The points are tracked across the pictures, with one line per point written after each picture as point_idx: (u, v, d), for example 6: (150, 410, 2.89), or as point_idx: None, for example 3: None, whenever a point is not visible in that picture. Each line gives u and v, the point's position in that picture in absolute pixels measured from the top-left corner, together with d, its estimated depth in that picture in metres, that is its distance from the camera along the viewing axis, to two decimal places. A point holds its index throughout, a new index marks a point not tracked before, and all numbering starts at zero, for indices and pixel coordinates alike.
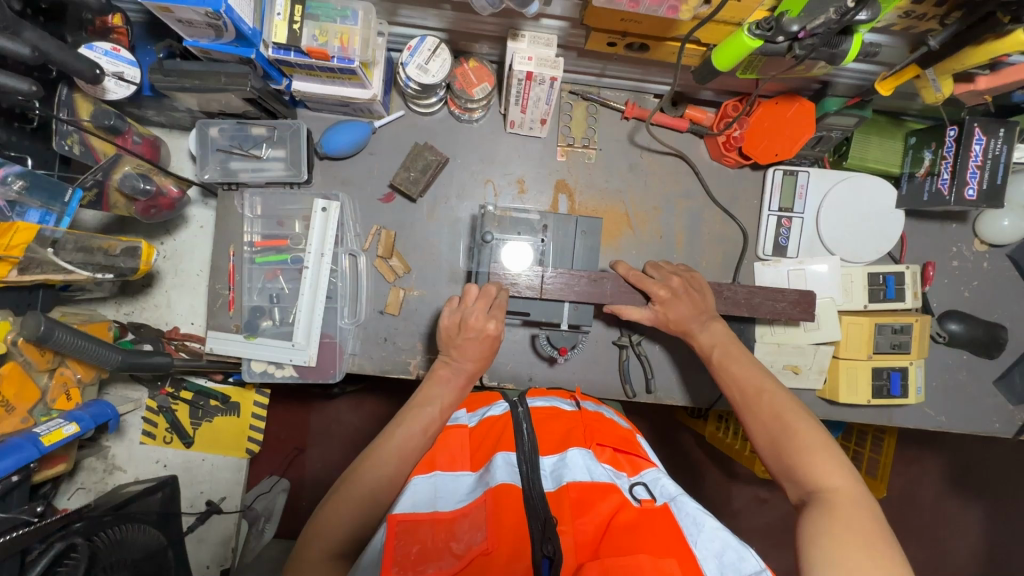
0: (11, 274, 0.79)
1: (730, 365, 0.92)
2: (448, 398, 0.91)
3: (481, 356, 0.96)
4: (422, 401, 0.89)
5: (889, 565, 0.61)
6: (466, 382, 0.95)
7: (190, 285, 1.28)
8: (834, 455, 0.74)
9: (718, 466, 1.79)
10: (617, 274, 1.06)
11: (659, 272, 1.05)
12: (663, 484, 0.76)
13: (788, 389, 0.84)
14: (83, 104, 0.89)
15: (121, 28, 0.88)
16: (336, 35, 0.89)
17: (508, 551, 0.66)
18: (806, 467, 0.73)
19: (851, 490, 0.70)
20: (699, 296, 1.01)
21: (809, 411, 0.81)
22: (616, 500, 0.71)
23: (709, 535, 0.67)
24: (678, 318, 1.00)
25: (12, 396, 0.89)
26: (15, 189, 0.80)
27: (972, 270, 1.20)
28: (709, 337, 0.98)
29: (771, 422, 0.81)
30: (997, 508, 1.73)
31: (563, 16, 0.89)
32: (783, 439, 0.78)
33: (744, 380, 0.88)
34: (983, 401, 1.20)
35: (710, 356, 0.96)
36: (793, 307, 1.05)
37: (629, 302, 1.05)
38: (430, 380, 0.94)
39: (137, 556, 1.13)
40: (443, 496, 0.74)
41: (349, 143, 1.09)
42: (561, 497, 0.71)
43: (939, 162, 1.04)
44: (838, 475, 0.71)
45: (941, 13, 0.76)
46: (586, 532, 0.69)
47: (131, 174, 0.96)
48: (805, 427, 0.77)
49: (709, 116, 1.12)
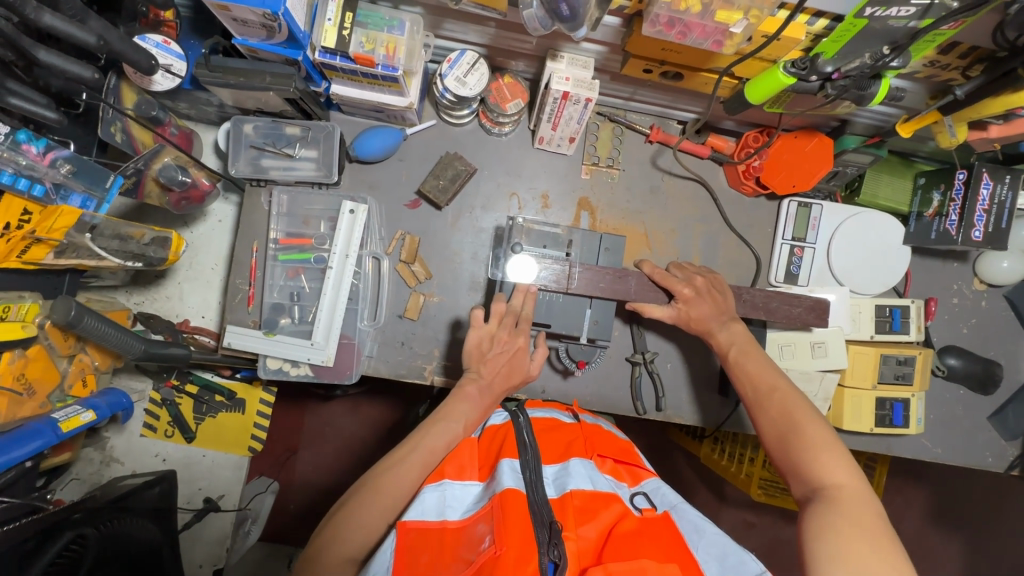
0: (48, 257, 0.82)
1: (746, 362, 0.94)
2: (472, 417, 0.91)
3: (509, 373, 0.98)
4: (446, 416, 0.89)
5: (891, 560, 0.63)
6: (491, 397, 0.95)
7: (205, 278, 1.27)
8: (839, 452, 0.76)
9: (710, 488, 1.81)
10: (642, 272, 1.09)
11: (683, 272, 1.08)
12: (663, 493, 0.79)
13: (800, 389, 0.86)
14: (127, 92, 0.91)
15: (171, 22, 0.92)
16: (383, 44, 0.91)
17: (516, 553, 0.64)
18: (811, 462, 0.75)
19: (855, 485, 0.72)
20: (721, 297, 1.05)
21: (818, 411, 0.82)
22: (617, 509, 0.73)
23: (709, 540, 0.70)
24: (700, 317, 1.03)
25: (34, 377, 0.88)
26: (62, 173, 0.79)
27: (971, 308, 1.25)
28: (729, 336, 0.99)
29: (779, 418, 0.83)
30: (979, 543, 1.77)
31: (604, 41, 0.93)
32: (790, 434, 0.80)
33: (757, 378, 0.91)
34: (977, 436, 1.24)
35: (726, 353, 0.98)
36: (809, 313, 1.11)
37: (653, 300, 1.07)
38: (453, 398, 0.93)
39: (136, 552, 1.08)
40: (451, 505, 0.75)
41: (382, 149, 1.11)
42: (564, 504, 0.72)
43: (948, 203, 1.08)
44: (843, 471, 0.73)
45: (964, 64, 0.80)
46: (588, 540, 0.70)
47: (170, 166, 1.00)
48: (812, 423, 0.80)
49: (730, 145, 1.17)
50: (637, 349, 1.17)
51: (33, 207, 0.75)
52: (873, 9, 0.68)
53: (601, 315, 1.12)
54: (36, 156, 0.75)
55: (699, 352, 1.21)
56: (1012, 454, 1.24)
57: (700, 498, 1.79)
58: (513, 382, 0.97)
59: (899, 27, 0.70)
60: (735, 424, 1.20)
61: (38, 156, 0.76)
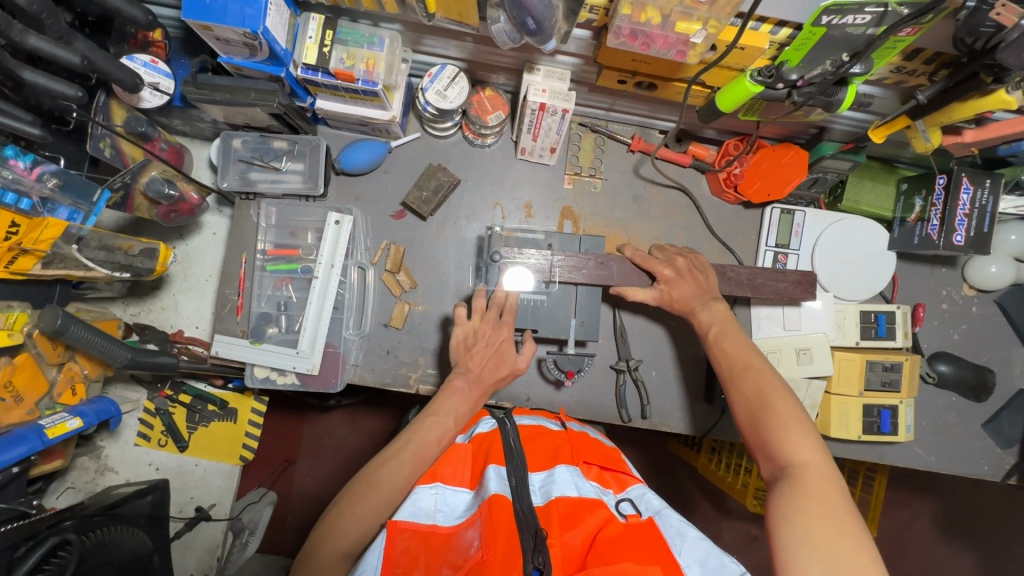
0: (35, 267, 0.85)
1: (725, 342, 0.95)
2: (462, 411, 0.91)
3: (497, 364, 0.98)
4: (435, 410, 0.90)
5: (852, 536, 0.65)
6: (480, 395, 0.95)
7: (198, 289, 1.30)
8: (807, 431, 0.78)
9: (709, 501, 1.78)
10: (624, 256, 1.09)
11: (664, 254, 1.09)
12: (648, 498, 0.79)
13: (774, 368, 0.88)
14: (117, 110, 0.96)
15: (160, 42, 0.95)
16: (362, 60, 0.94)
17: (503, 556, 0.65)
18: (780, 441, 0.78)
19: (818, 463, 0.74)
20: (701, 277, 1.05)
21: (791, 390, 0.85)
22: (602, 515, 0.73)
23: (692, 544, 0.69)
24: (682, 296, 1.03)
25: (22, 386, 0.92)
26: (50, 187, 0.85)
27: (962, 314, 1.24)
28: (710, 314, 1.00)
29: (753, 398, 0.85)
30: (990, 557, 1.71)
31: (577, 54, 0.95)
32: (761, 414, 0.82)
33: (734, 358, 0.92)
34: (973, 444, 1.21)
35: (706, 332, 0.99)
36: (794, 286, 1.12)
37: (637, 283, 1.08)
38: (444, 393, 0.94)
39: (123, 559, 1.11)
40: (442, 510, 0.75)
41: (366, 161, 1.14)
42: (549, 510, 0.72)
43: (929, 208, 1.08)
44: (807, 448, 0.76)
45: (930, 70, 0.82)
46: (573, 545, 0.69)
47: (157, 179, 1.03)
48: (783, 403, 0.82)
49: (711, 154, 1.17)
50: (621, 356, 1.18)
51: (21, 219, 0.78)
52: (829, 18, 0.69)
53: (588, 317, 1.13)
54: (23, 171, 0.81)
55: (685, 360, 1.21)
56: (1009, 462, 1.21)
57: (697, 511, 1.77)
58: (501, 372, 0.97)
59: (858, 35, 0.72)
60: (721, 432, 1.20)
61: (24, 171, 0.81)
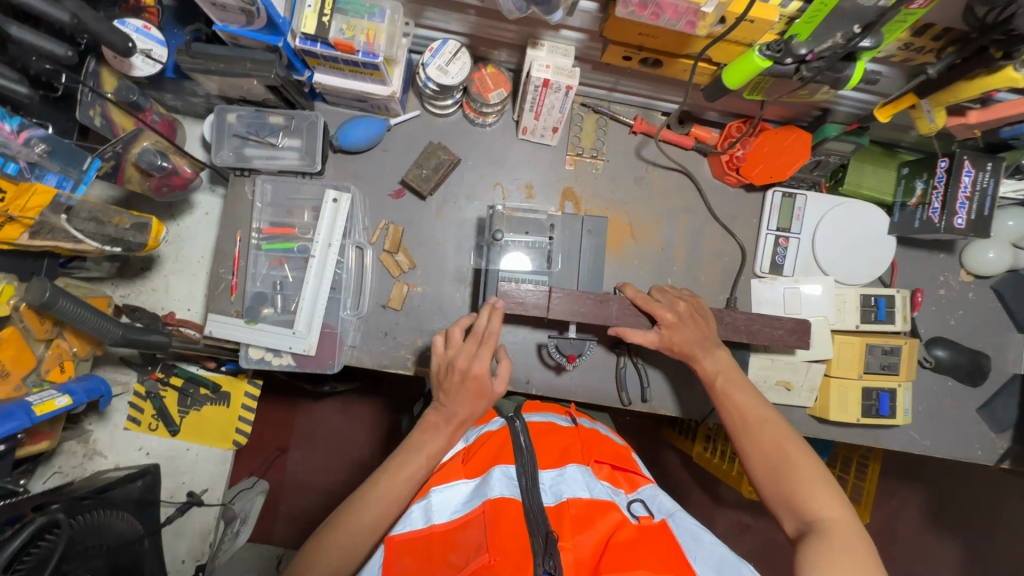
0: (22, 237, 0.83)
1: (734, 393, 0.93)
2: (438, 447, 0.85)
3: (476, 398, 0.88)
4: (410, 447, 0.85)
5: None
6: (456, 429, 0.87)
7: (190, 271, 1.27)
8: (830, 487, 0.79)
9: (702, 489, 1.78)
10: (624, 296, 1.05)
11: (665, 296, 1.04)
12: (660, 500, 0.78)
13: (789, 422, 0.88)
14: (108, 78, 0.95)
15: (152, 7, 0.96)
16: (363, 31, 0.91)
17: (513, 562, 0.64)
18: (807, 497, 0.78)
19: (847, 519, 0.75)
20: (704, 323, 1.01)
21: (806, 442, 0.86)
22: (615, 518, 0.71)
23: (707, 550, 0.69)
24: (684, 342, 1.00)
25: (8, 360, 0.89)
26: (38, 152, 0.82)
27: (958, 299, 1.25)
28: (714, 363, 0.98)
29: (771, 452, 0.85)
30: (976, 544, 1.74)
31: (583, 28, 0.93)
32: (783, 469, 0.82)
33: (747, 410, 0.91)
34: (967, 428, 1.22)
35: (713, 381, 0.96)
36: (790, 335, 1.06)
37: (634, 324, 1.04)
38: (420, 427, 0.88)
39: (113, 544, 1.08)
40: (440, 509, 0.73)
41: (364, 138, 1.11)
42: (561, 512, 0.70)
43: (930, 191, 1.08)
44: (833, 505, 0.77)
45: (938, 46, 0.81)
46: (585, 549, 0.68)
47: (149, 150, 1.00)
48: (803, 459, 0.82)
49: (714, 136, 1.17)
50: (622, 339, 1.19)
51: (9, 185, 0.75)
52: None
53: None
54: (10, 134, 0.78)
55: None
56: (1003, 446, 1.22)
57: (691, 499, 1.77)
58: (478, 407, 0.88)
59: (869, 7, 0.71)
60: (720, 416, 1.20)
61: (11, 134, 0.78)
